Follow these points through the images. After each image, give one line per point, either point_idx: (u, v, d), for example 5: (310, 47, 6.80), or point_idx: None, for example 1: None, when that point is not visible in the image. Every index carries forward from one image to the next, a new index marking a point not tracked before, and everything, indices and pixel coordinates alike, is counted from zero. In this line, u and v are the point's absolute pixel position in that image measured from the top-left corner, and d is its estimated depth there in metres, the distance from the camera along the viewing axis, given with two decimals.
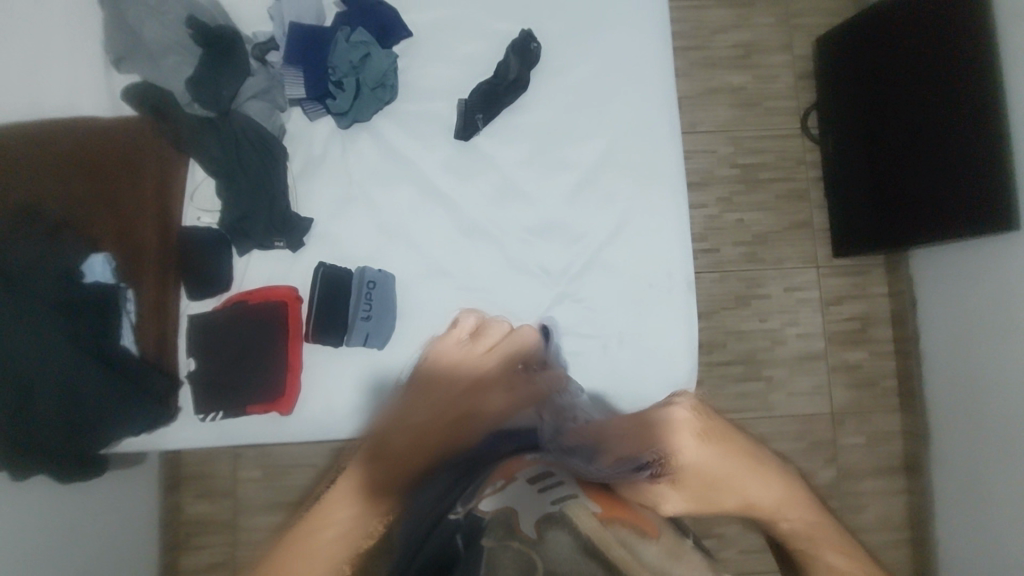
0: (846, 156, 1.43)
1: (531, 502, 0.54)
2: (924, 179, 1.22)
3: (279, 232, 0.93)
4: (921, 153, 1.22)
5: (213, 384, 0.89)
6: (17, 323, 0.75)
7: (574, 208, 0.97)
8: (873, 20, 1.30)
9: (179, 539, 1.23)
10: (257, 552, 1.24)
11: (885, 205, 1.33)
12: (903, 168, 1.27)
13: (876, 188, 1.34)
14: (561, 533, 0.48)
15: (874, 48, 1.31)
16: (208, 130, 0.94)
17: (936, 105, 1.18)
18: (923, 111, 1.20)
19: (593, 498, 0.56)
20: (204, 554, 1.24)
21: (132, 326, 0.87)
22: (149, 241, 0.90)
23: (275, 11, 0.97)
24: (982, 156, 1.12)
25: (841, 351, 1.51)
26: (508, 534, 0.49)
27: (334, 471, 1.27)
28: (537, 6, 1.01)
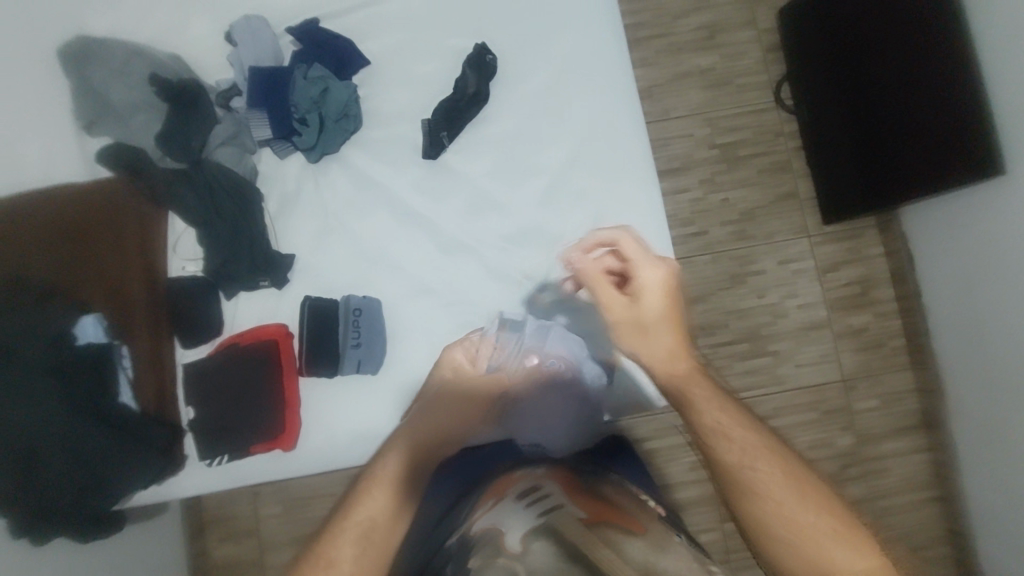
0: (823, 121, 1.43)
1: (522, 518, 0.63)
2: (900, 131, 1.22)
3: (263, 272, 0.95)
4: (896, 111, 1.22)
5: (215, 428, 0.91)
6: (15, 391, 0.77)
7: (548, 211, 0.98)
8: None
9: None
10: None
11: (863, 165, 1.33)
12: (879, 124, 1.26)
13: (857, 149, 1.34)
14: (540, 542, 0.56)
15: (837, 13, 1.31)
16: (182, 181, 0.95)
17: (900, 59, 1.18)
18: (892, 71, 1.21)
19: (578, 505, 0.64)
20: None
21: (129, 381, 0.88)
22: (137, 296, 0.91)
23: (234, 58, 0.99)
24: (956, 103, 1.13)
25: (844, 317, 1.50)
26: (494, 555, 0.59)
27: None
28: (490, 18, 1.02)
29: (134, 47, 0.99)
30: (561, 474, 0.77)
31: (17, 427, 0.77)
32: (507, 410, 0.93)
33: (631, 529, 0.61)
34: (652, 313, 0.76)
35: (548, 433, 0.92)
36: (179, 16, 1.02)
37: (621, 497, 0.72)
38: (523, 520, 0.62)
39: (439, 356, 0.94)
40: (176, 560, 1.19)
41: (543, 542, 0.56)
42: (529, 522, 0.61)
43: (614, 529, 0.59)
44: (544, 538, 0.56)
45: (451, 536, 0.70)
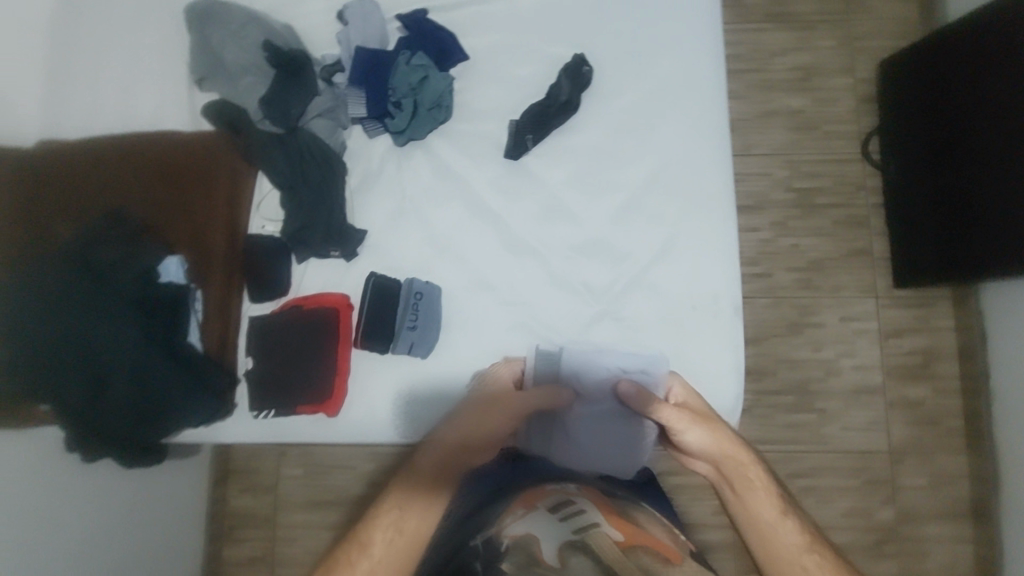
0: (913, 180, 1.36)
1: (555, 528, 0.65)
2: (1005, 202, 1.14)
3: (335, 243, 0.98)
4: (1003, 180, 1.14)
5: (269, 383, 0.94)
6: (100, 316, 0.84)
7: (620, 227, 0.97)
8: (948, 38, 1.24)
9: (224, 530, 1.30)
10: (295, 549, 1.29)
11: (954, 228, 1.26)
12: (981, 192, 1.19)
13: (950, 216, 1.26)
14: (579, 557, 0.59)
15: (948, 65, 1.24)
16: (277, 146, 1.00)
17: (1009, 121, 1.12)
18: (1005, 136, 1.13)
19: (613, 526, 0.66)
20: (245, 547, 1.29)
21: (198, 325, 0.93)
22: (217, 247, 0.96)
23: (343, 36, 1.03)
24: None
25: (901, 386, 1.43)
26: (527, 557, 0.59)
27: (371, 475, 1.30)
28: (595, 32, 1.03)
29: (253, 13, 1.04)
30: (594, 495, 0.78)
31: (96, 351, 0.82)
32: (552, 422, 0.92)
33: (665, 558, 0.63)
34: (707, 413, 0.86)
35: (589, 443, 0.92)
36: None
37: (650, 524, 0.72)
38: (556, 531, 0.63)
39: (490, 352, 0.95)
40: (199, 500, 1.24)
41: (579, 556, 0.58)
42: (561, 536, 0.62)
43: (647, 555, 0.62)
44: (578, 554, 0.59)
45: (477, 537, 0.68)
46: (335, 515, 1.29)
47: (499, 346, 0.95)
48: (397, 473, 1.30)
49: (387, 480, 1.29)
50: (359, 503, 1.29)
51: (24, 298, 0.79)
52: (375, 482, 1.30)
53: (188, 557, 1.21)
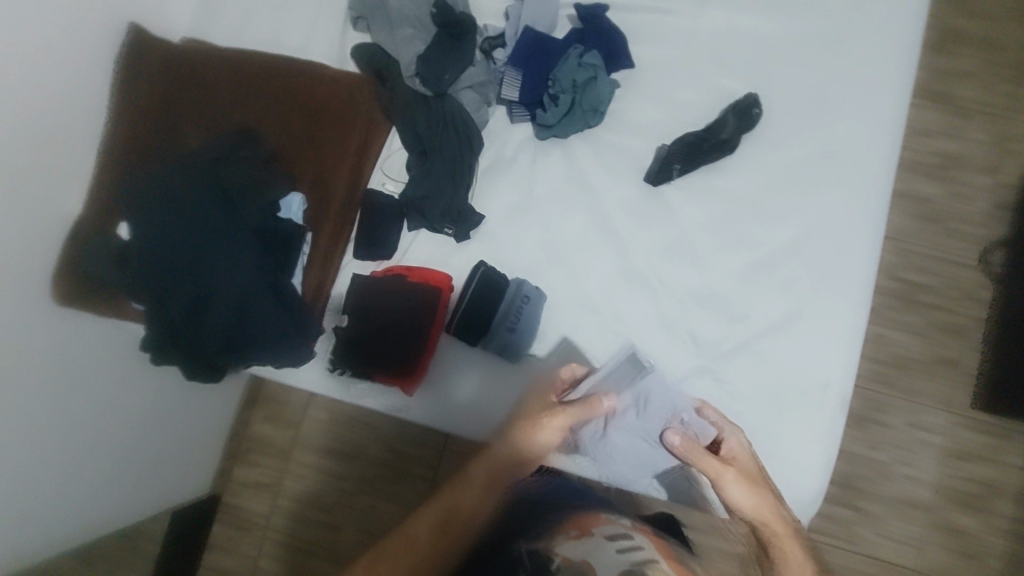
0: None
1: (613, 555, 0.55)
2: None
3: (451, 220, 0.95)
4: None
5: (350, 344, 0.91)
6: (224, 241, 0.82)
7: (745, 287, 0.92)
8: None
9: (240, 450, 1.31)
10: (302, 487, 1.29)
11: None
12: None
13: None
14: None
15: None
16: (420, 108, 0.96)
17: None
18: None
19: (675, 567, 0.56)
20: (257, 471, 1.30)
21: (302, 269, 0.91)
22: (337, 194, 0.94)
23: (513, 11, 0.98)
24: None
25: (949, 510, 1.35)
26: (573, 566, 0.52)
27: (395, 440, 1.29)
28: (773, 75, 0.97)
29: None
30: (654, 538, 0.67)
31: (214, 276, 0.81)
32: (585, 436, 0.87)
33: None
34: (751, 470, 0.79)
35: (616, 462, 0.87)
36: None
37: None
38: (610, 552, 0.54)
39: None
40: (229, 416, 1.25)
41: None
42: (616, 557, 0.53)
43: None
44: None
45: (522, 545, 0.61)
46: (349, 468, 1.29)
47: None
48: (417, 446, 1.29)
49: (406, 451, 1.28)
50: (373, 464, 1.29)
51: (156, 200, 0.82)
52: (395, 450, 1.29)
53: (204, 463, 1.21)
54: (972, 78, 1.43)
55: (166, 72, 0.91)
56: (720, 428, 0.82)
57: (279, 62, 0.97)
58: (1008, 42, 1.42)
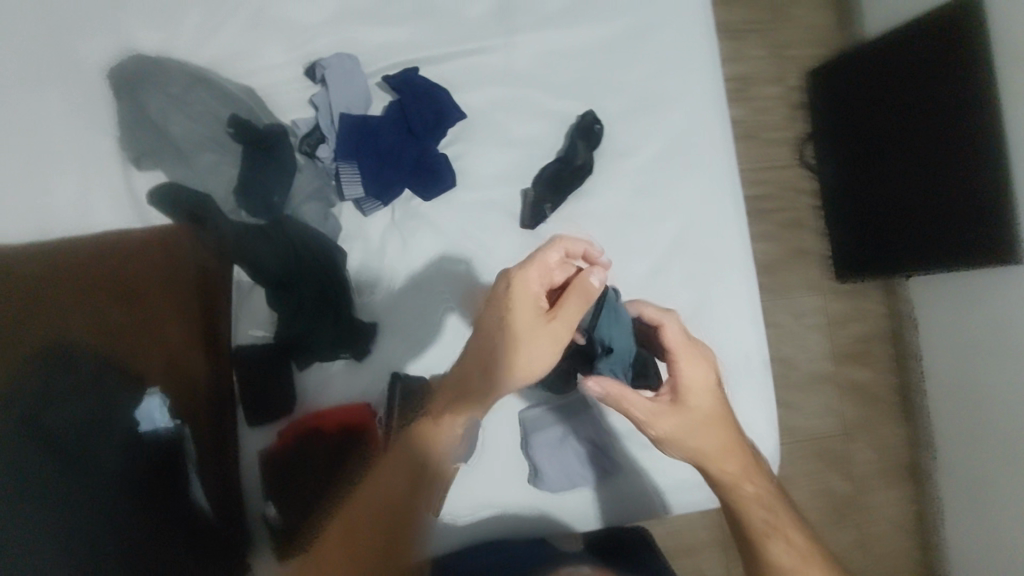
0: (842, 183, 1.47)
1: None
2: (934, 194, 1.23)
3: (345, 345, 0.86)
4: (899, 183, 1.30)
5: (290, 529, 0.80)
6: (92, 503, 0.70)
7: (650, 292, 0.95)
8: (888, 49, 1.28)
9: None
10: None
11: (869, 220, 1.39)
12: (880, 168, 1.34)
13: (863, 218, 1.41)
14: None
15: (869, 87, 1.34)
16: (259, 239, 0.84)
17: (898, 151, 1.28)
18: (914, 138, 1.24)
19: None
20: None
21: (197, 476, 0.77)
22: (200, 370, 0.80)
23: (321, 101, 0.89)
24: (982, 190, 1.15)
25: (842, 368, 1.57)
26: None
27: None
28: (595, 82, 0.98)
29: (206, 78, 0.87)
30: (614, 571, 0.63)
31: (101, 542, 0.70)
32: (552, 461, 0.88)
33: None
34: (699, 412, 0.70)
35: (576, 473, 0.88)
36: (253, 41, 0.90)
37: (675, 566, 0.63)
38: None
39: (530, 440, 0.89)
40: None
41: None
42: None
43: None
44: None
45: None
46: None
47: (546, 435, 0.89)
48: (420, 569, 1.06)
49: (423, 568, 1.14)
50: None
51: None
52: None
53: None
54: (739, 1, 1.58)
55: None
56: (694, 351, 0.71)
57: (84, 249, 0.80)
58: None
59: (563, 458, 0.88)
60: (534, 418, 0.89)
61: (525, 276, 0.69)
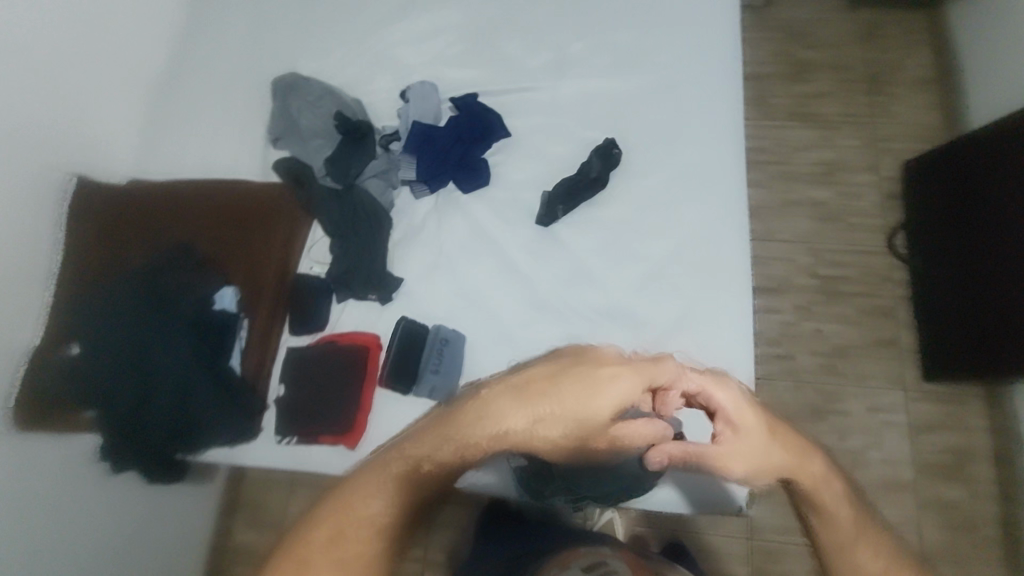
0: (938, 276, 1.44)
1: None
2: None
3: (373, 287, 1.08)
4: (992, 282, 1.30)
5: (294, 411, 1.02)
6: (164, 343, 0.99)
7: (638, 294, 1.04)
8: (965, 151, 1.37)
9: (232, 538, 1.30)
10: None
11: (975, 317, 1.33)
12: (976, 263, 1.34)
13: (965, 311, 1.36)
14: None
15: (951, 187, 1.42)
16: (333, 199, 1.13)
17: (1009, 244, 1.25)
18: (1003, 235, 1.27)
19: None
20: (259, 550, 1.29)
21: (241, 350, 1.04)
22: (268, 282, 1.06)
23: (403, 112, 1.18)
24: (1008, 299, 1.26)
25: (931, 484, 1.40)
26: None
27: None
28: (625, 119, 1.15)
29: (330, 86, 1.19)
30: (630, 557, 0.77)
31: (160, 374, 0.97)
32: None
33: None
34: (758, 436, 0.71)
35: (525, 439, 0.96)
36: (370, 71, 1.24)
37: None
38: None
39: None
40: (197, 531, 1.22)
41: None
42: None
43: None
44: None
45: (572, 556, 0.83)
46: None
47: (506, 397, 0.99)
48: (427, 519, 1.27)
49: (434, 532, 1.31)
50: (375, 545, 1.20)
51: (108, 314, 0.98)
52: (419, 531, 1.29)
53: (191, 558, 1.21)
54: (829, 95, 1.67)
55: (128, 207, 1.08)
56: (705, 389, 0.70)
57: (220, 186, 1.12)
58: (837, 53, 1.70)
59: None
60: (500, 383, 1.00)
61: (572, 384, 0.71)
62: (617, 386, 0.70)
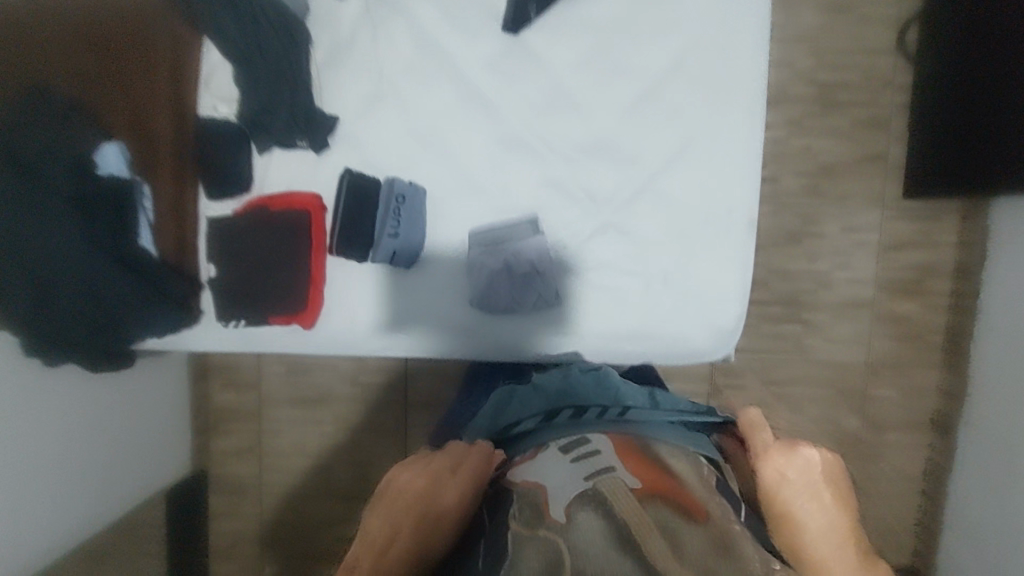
0: (962, 53, 1.02)
1: (565, 476, 0.47)
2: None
3: (301, 130, 0.86)
4: (992, 60, 0.97)
5: (234, 293, 0.87)
6: (41, 218, 0.77)
7: (629, 125, 0.86)
8: None
9: (208, 425, 1.19)
10: (279, 439, 1.18)
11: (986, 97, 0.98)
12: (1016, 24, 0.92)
13: (988, 98, 0.98)
14: (589, 513, 0.42)
15: None
16: (223, 4, 0.82)
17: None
18: None
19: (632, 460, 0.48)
20: (232, 439, 1.19)
21: (150, 225, 0.84)
22: (163, 133, 0.83)
23: None
24: None
25: None
26: (536, 518, 0.43)
27: (365, 377, 1.17)
28: None
29: None
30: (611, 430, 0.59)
31: (49, 259, 0.78)
32: (493, 280, 0.87)
33: (686, 512, 0.42)
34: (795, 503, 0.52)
35: (508, 296, 0.87)
36: None
37: (680, 458, 0.50)
38: (569, 479, 0.46)
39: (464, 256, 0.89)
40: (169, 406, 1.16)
41: (591, 513, 0.42)
42: (574, 482, 0.45)
43: (667, 510, 0.42)
44: (592, 509, 0.42)
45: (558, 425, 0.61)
46: (323, 414, 1.17)
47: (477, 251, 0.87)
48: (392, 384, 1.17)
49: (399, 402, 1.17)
50: (350, 402, 1.17)
51: None
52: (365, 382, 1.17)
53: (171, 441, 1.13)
54: None
55: None
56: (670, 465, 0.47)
57: None
58: None
59: (499, 281, 0.87)
60: (480, 237, 0.87)
61: (377, 511, 0.52)
62: (448, 486, 0.53)
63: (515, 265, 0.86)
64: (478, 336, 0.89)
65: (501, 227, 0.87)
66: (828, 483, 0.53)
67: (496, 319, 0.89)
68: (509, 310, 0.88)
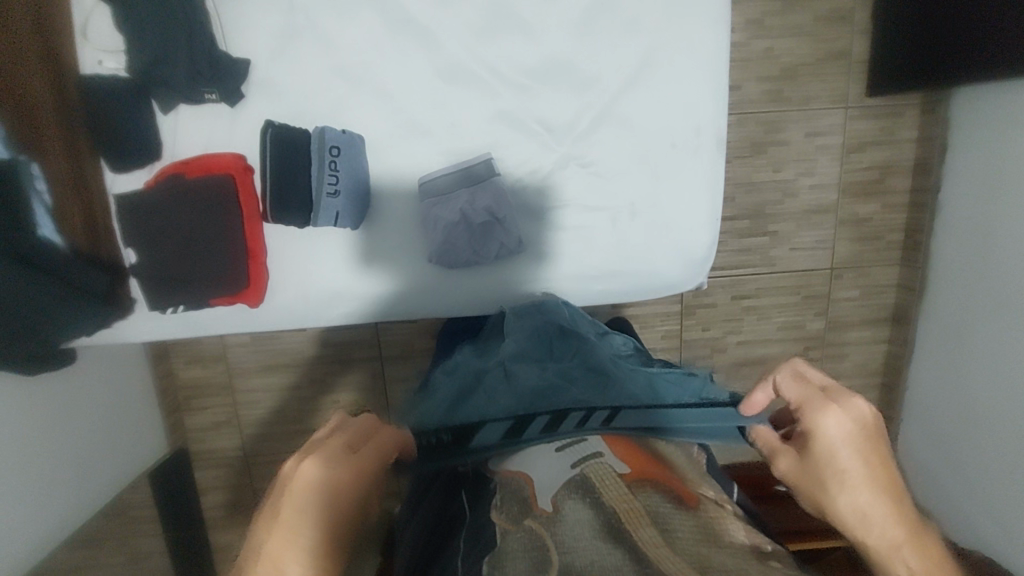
0: None
1: (548, 463, 0.43)
2: None
3: (208, 81, 0.74)
4: None
5: (164, 276, 0.78)
6: None
7: (582, 41, 0.77)
8: None
9: (180, 403, 1.13)
10: (256, 410, 1.13)
11: None
12: None
13: None
14: (577, 504, 0.38)
15: None
16: None
17: None
18: None
19: (623, 449, 0.44)
20: (208, 415, 1.14)
21: (48, 209, 0.73)
22: (42, 99, 0.71)
23: None
24: None
25: None
26: (521, 512, 0.39)
27: (335, 338, 1.10)
28: None
29: None
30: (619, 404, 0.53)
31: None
32: (452, 236, 0.79)
33: (677, 498, 0.39)
34: (848, 464, 0.44)
35: (468, 251, 0.80)
36: None
37: (671, 448, 0.48)
38: (553, 466, 0.42)
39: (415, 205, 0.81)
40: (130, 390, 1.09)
41: (579, 503, 0.38)
42: (559, 469, 0.42)
43: (658, 495, 0.38)
44: (579, 500, 0.38)
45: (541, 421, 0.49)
46: (296, 380, 1.12)
47: (429, 199, 0.79)
48: (363, 342, 1.12)
49: (374, 359, 1.12)
50: (322, 366, 1.12)
51: None
52: (336, 344, 1.11)
53: (146, 429, 1.07)
54: None
55: None
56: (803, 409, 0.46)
57: None
58: None
59: (458, 235, 0.79)
60: (431, 188, 0.79)
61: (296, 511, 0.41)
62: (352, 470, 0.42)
63: (473, 215, 0.78)
64: (440, 295, 0.83)
65: (454, 174, 0.79)
66: (853, 443, 0.44)
67: (451, 272, 0.83)
68: (473, 264, 0.81)
